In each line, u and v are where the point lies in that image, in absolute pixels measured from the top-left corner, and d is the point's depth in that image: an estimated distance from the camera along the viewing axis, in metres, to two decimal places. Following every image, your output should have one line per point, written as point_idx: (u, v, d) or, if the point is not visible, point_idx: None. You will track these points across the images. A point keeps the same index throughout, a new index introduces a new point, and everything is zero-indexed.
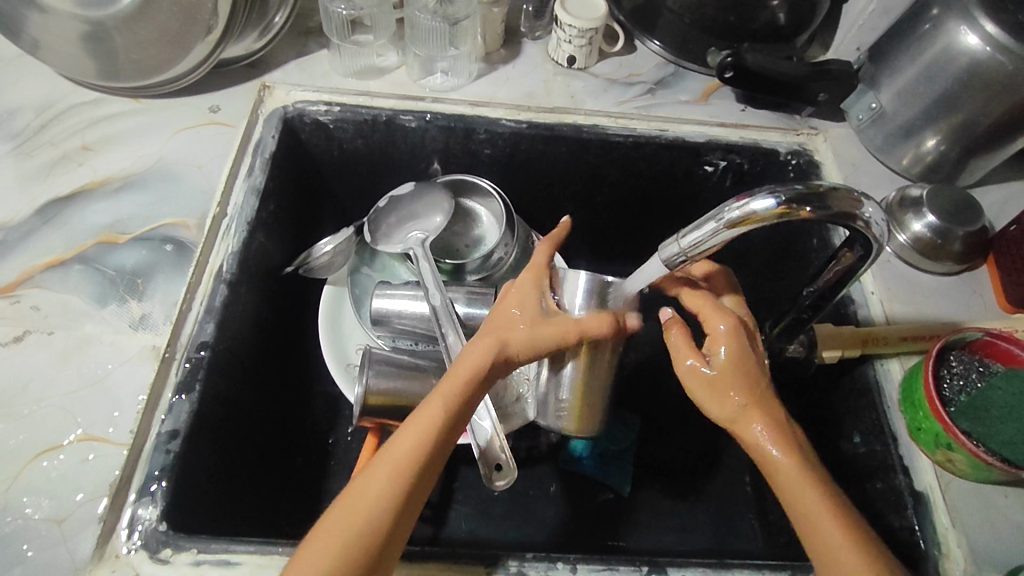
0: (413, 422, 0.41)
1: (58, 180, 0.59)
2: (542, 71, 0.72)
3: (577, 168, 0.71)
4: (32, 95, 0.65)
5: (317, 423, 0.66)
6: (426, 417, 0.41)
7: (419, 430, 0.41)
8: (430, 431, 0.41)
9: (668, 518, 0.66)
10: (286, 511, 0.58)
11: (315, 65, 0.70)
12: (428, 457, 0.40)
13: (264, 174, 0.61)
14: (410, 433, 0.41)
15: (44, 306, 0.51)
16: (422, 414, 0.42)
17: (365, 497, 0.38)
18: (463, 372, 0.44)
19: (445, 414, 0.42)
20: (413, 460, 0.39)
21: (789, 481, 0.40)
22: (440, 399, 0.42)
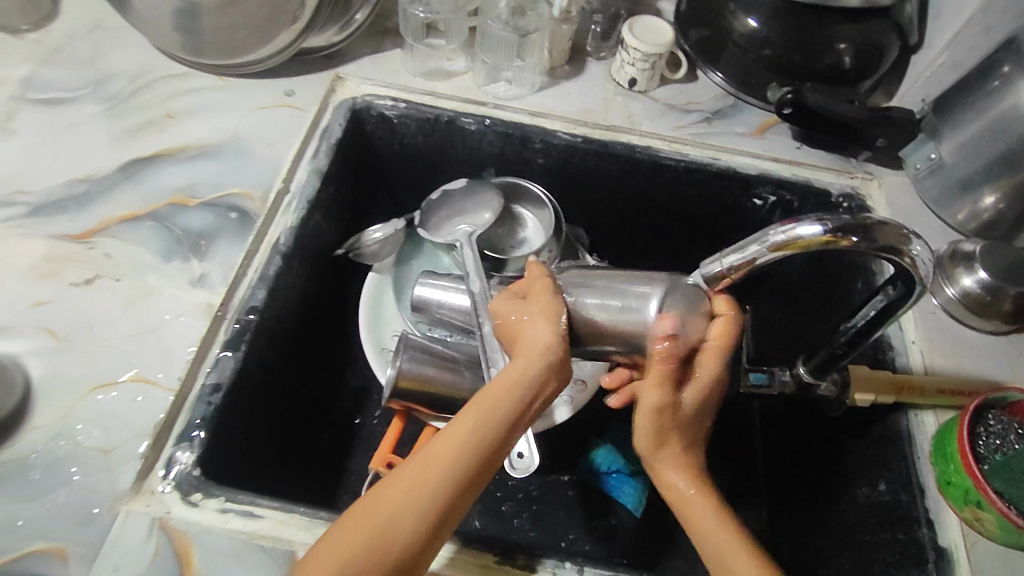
0: (441, 446, 0.39)
1: (141, 143, 0.63)
2: (603, 90, 0.73)
3: (626, 187, 0.72)
4: (129, 64, 0.70)
5: (346, 403, 0.68)
6: (451, 445, 0.39)
7: (450, 452, 0.39)
8: (458, 455, 0.39)
9: (678, 542, 0.65)
10: (308, 482, 0.60)
11: (386, 62, 0.73)
12: (456, 487, 0.39)
13: (328, 158, 0.64)
14: (439, 453, 0.39)
15: (115, 255, 0.55)
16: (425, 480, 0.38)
17: (389, 520, 0.37)
18: (493, 407, 0.40)
19: (481, 445, 0.39)
20: (431, 495, 0.38)
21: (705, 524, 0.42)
22: (465, 421, 0.40)
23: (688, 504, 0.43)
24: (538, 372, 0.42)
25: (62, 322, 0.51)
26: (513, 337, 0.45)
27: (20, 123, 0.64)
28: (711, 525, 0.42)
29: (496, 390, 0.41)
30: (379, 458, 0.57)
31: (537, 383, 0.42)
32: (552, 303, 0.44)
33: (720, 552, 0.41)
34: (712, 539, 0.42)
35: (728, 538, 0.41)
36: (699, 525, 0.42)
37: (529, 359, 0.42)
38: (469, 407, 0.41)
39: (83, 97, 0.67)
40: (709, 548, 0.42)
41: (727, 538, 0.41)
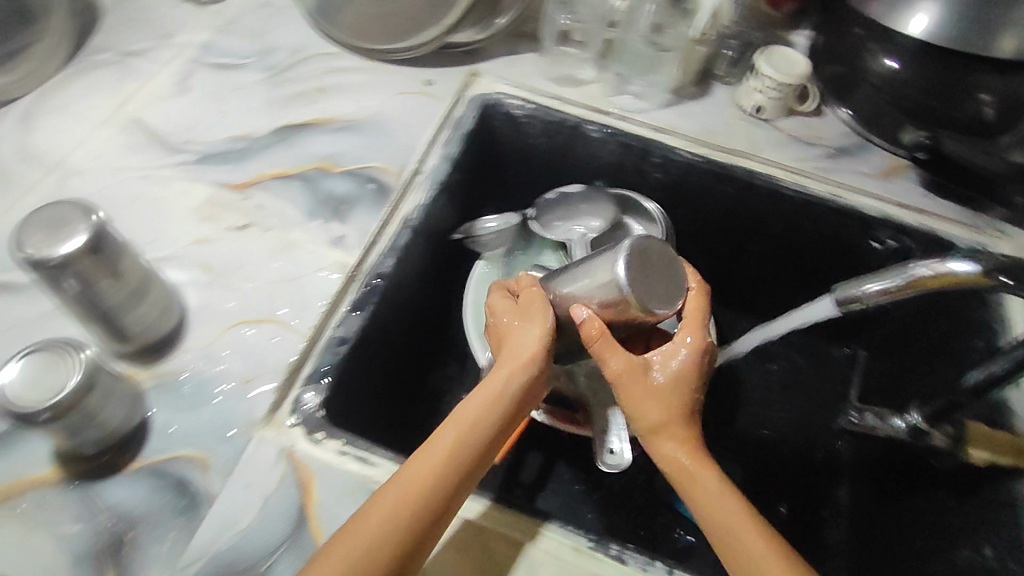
0: (426, 454, 0.43)
1: (295, 110, 0.69)
2: (728, 114, 0.74)
3: (739, 212, 0.72)
4: (289, 39, 0.76)
5: (440, 380, 0.70)
6: (439, 448, 0.43)
7: (435, 458, 0.42)
8: (442, 459, 0.42)
9: None
10: (408, 447, 0.62)
11: (520, 64, 0.76)
12: (443, 491, 0.42)
13: (458, 147, 0.68)
14: (426, 460, 0.42)
15: (266, 208, 0.60)
16: (417, 470, 0.42)
17: (387, 515, 0.40)
18: (470, 415, 0.44)
19: (466, 450, 0.43)
20: (423, 488, 0.41)
21: (705, 492, 0.44)
22: (449, 430, 0.44)
23: (688, 476, 0.45)
24: (518, 378, 0.46)
25: (218, 261, 0.56)
26: (500, 337, 0.49)
27: (194, 81, 0.71)
28: (707, 496, 0.44)
29: (474, 405, 0.45)
30: None
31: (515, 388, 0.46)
32: (541, 299, 0.50)
33: (717, 517, 0.43)
34: (712, 506, 0.43)
35: (729, 503, 0.43)
36: (696, 492, 0.44)
37: (512, 365, 0.46)
38: (450, 420, 0.45)
39: (249, 65, 0.73)
40: (711, 516, 0.43)
41: (725, 505, 0.43)
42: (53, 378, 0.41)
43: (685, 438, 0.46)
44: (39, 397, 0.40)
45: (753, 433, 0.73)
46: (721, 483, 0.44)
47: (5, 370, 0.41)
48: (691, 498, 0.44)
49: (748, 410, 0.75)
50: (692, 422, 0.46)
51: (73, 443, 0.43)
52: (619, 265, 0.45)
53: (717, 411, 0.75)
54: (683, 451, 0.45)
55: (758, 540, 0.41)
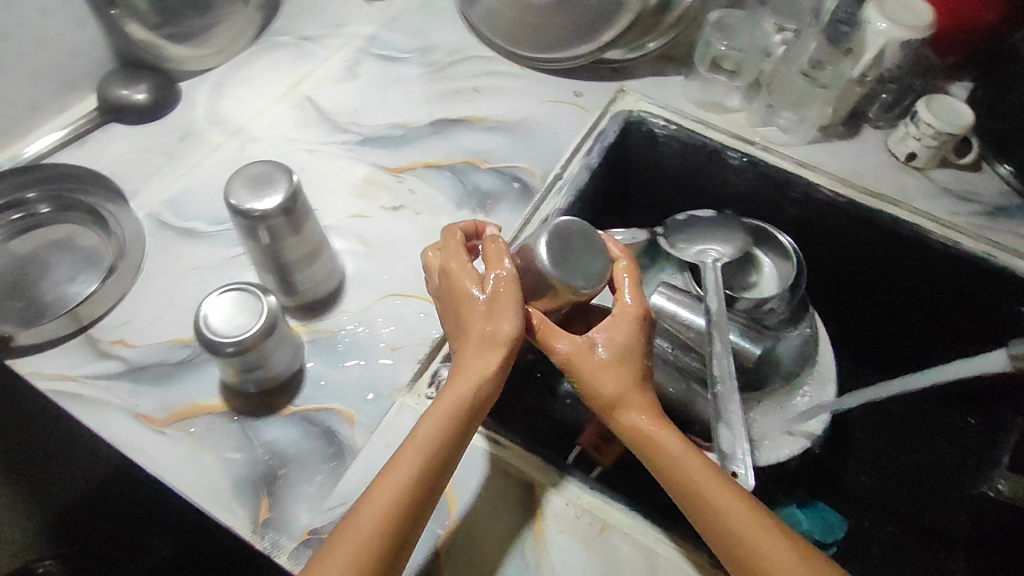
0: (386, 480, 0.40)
1: (450, 106, 0.73)
2: (875, 158, 0.72)
3: (877, 257, 0.70)
4: (449, 40, 0.81)
5: None
6: (409, 449, 0.41)
7: (395, 484, 0.40)
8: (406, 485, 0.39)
9: None
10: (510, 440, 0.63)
11: (667, 86, 0.77)
12: (408, 516, 0.39)
13: (599, 157, 0.70)
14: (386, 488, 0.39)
15: (419, 193, 0.64)
16: (389, 474, 0.40)
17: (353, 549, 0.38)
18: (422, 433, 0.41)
19: (425, 469, 0.40)
20: (399, 494, 0.39)
21: (677, 464, 0.43)
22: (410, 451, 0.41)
23: (653, 447, 0.44)
24: (478, 380, 0.43)
25: (373, 235, 0.60)
26: (451, 302, 0.46)
27: (361, 70, 0.77)
28: (676, 463, 0.43)
29: (429, 428, 0.41)
30: None
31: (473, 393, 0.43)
32: (510, 276, 0.44)
33: (689, 485, 0.43)
34: (681, 473, 0.43)
35: (699, 468, 0.43)
36: (665, 459, 0.44)
37: (472, 359, 0.43)
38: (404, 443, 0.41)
39: (411, 59, 0.78)
40: (686, 485, 0.43)
41: (691, 470, 0.43)
42: (243, 318, 0.45)
43: (642, 403, 0.45)
44: (229, 331, 0.45)
45: (861, 499, 0.70)
46: (689, 449, 0.44)
47: (206, 302, 0.46)
48: (658, 464, 0.44)
49: (851, 471, 0.71)
50: (644, 387, 0.46)
51: (242, 380, 0.48)
52: (539, 245, 0.44)
53: (818, 477, 0.71)
54: (642, 416, 0.45)
55: (740, 507, 0.41)
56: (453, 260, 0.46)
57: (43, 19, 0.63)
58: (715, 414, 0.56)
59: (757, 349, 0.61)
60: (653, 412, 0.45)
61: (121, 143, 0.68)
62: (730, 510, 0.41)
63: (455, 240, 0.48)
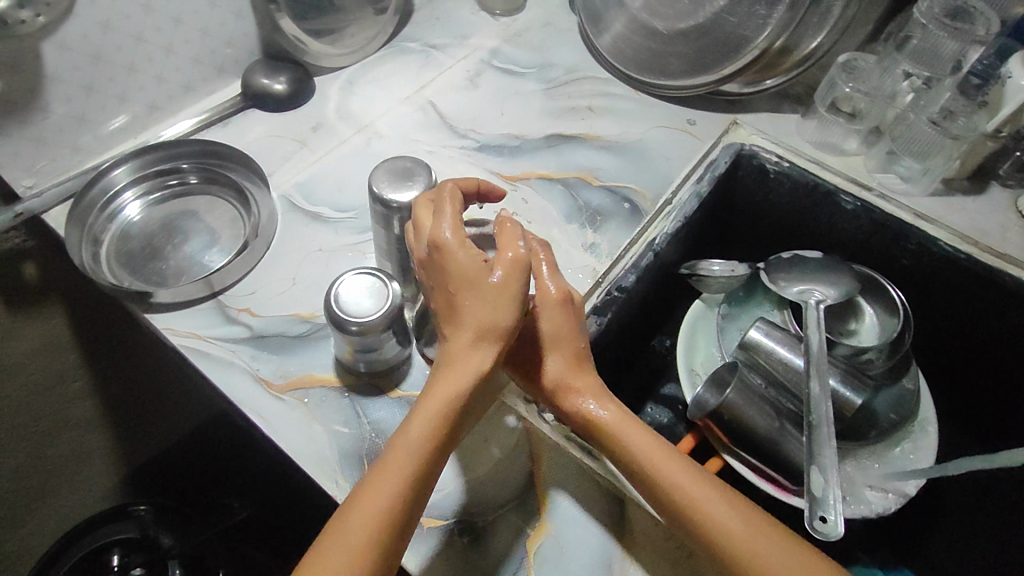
0: (378, 476, 0.39)
1: (565, 123, 0.75)
2: (1003, 217, 0.69)
3: (995, 321, 0.66)
4: (568, 59, 0.84)
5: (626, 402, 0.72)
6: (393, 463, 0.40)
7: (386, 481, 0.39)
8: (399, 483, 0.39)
9: None
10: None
11: (782, 123, 0.77)
12: (404, 513, 0.39)
13: (709, 186, 0.70)
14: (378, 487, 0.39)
15: (531, 203, 0.66)
16: (373, 487, 0.39)
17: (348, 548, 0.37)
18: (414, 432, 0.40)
19: (417, 467, 0.40)
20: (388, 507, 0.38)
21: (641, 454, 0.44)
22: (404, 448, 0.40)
23: (606, 426, 0.46)
24: (469, 374, 0.41)
25: None
26: (439, 279, 0.43)
27: (482, 80, 0.80)
28: (621, 435, 0.45)
29: (415, 429, 0.40)
30: None
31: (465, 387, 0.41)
32: (521, 258, 0.42)
33: (631, 457, 0.45)
34: (634, 446, 0.45)
35: (644, 441, 0.45)
36: (610, 433, 0.46)
37: (456, 363, 0.42)
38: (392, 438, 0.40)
39: (530, 75, 0.81)
40: (631, 457, 0.45)
41: (636, 440, 0.45)
42: (369, 302, 0.47)
43: (582, 379, 0.47)
44: (355, 312, 0.46)
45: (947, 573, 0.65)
46: (628, 422, 0.46)
47: (341, 281, 0.48)
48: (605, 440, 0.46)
49: (933, 545, 0.66)
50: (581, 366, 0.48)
51: (356, 360, 0.50)
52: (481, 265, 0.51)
53: (895, 547, 0.66)
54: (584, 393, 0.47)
55: (720, 503, 0.42)
56: (443, 231, 0.43)
57: (211, 10, 0.69)
58: (806, 455, 0.53)
59: (857, 399, 0.60)
60: (592, 390, 0.47)
61: (258, 128, 0.73)
62: (677, 476, 0.43)
63: (448, 205, 0.44)
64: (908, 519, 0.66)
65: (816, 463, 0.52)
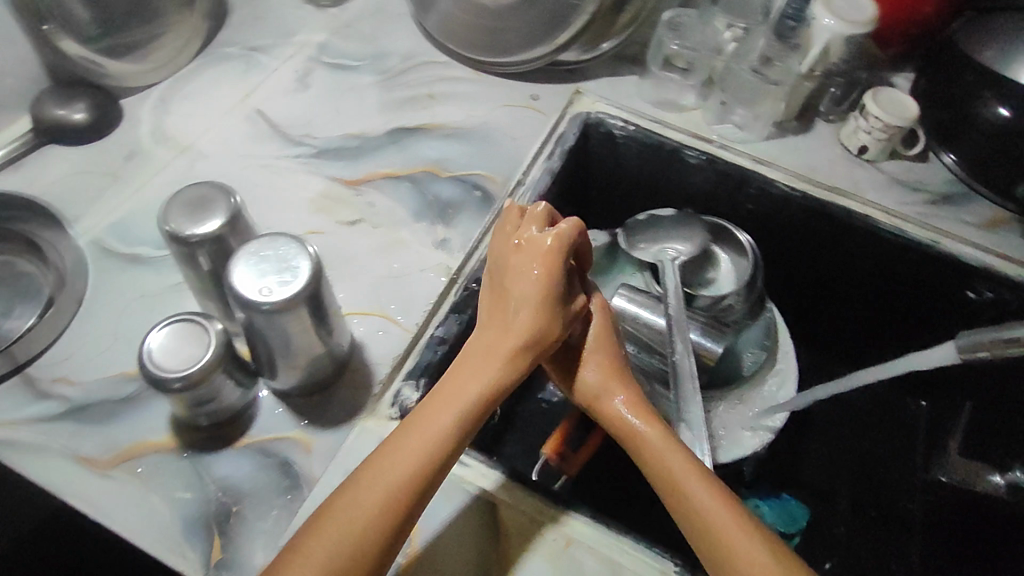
0: (408, 448, 0.40)
1: (407, 115, 0.72)
2: (829, 151, 0.74)
3: (832, 249, 0.72)
4: (405, 48, 0.80)
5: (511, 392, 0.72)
6: (420, 433, 0.41)
7: (415, 458, 0.40)
8: (421, 459, 0.40)
9: None
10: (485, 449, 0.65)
11: (623, 87, 0.78)
12: (420, 487, 0.40)
13: (560, 161, 0.70)
14: (406, 456, 0.40)
15: (378, 206, 0.62)
16: (398, 452, 0.40)
17: (358, 517, 0.38)
18: (449, 412, 0.42)
19: (444, 449, 0.41)
20: (410, 474, 0.40)
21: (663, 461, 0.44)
22: (438, 426, 0.41)
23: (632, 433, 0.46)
24: (511, 372, 0.44)
25: (328, 251, 0.59)
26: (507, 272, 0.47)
27: (313, 80, 0.74)
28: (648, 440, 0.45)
29: (453, 399, 0.43)
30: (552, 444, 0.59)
31: (503, 378, 0.44)
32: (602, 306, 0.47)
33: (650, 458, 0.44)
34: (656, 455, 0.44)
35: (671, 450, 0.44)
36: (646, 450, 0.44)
37: (499, 347, 0.45)
38: (428, 406, 0.43)
39: (365, 68, 0.77)
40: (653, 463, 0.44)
41: (661, 447, 0.44)
42: (192, 350, 0.42)
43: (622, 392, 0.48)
44: (177, 365, 0.42)
45: (822, 488, 0.71)
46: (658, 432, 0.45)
47: (154, 334, 0.43)
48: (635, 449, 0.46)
49: (804, 467, 0.72)
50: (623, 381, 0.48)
51: (193, 415, 0.45)
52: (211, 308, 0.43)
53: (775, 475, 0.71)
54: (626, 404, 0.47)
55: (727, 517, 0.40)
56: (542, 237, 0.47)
57: None
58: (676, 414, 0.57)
59: (718, 347, 0.62)
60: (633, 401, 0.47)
61: (58, 166, 0.64)
62: (682, 479, 0.42)
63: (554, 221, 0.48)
64: (783, 446, 0.73)
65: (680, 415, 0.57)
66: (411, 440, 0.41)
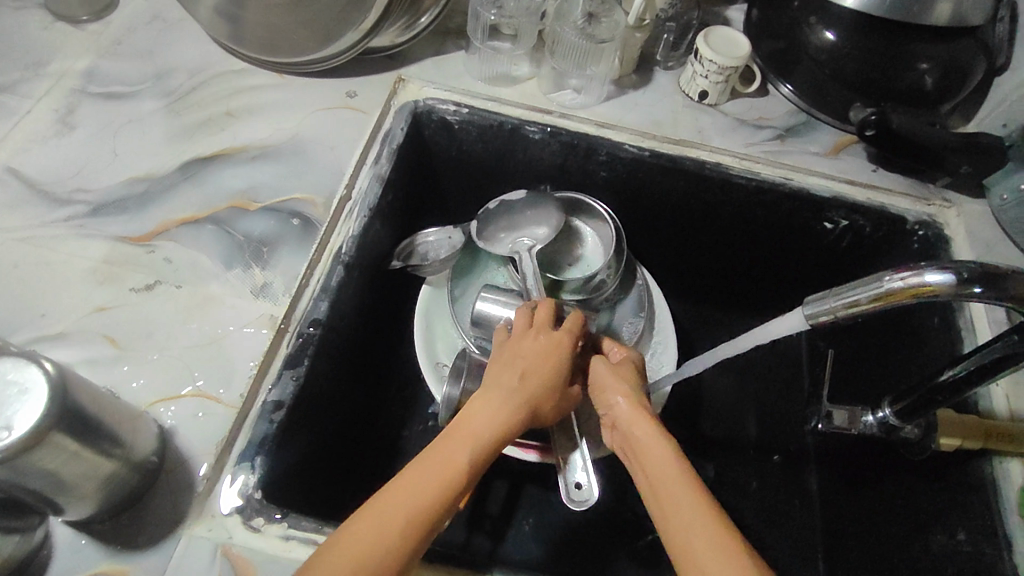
0: (429, 474, 0.40)
1: (202, 141, 0.61)
2: (671, 102, 0.71)
3: (690, 204, 0.70)
4: (187, 57, 0.67)
5: (387, 425, 0.67)
6: (415, 487, 0.39)
7: (437, 486, 0.39)
8: (442, 490, 0.39)
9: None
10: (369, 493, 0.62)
11: (449, 65, 0.70)
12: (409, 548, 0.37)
13: (389, 164, 0.62)
14: (429, 482, 0.39)
15: (176, 261, 0.53)
16: (393, 503, 0.38)
17: (377, 540, 0.37)
18: (465, 451, 0.42)
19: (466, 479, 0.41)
20: (397, 531, 0.37)
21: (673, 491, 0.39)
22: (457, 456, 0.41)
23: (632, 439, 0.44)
24: (513, 424, 0.44)
25: (121, 329, 0.50)
26: (515, 345, 0.49)
27: (78, 117, 0.62)
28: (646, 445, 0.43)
29: (457, 450, 0.42)
30: None
31: (522, 414, 0.45)
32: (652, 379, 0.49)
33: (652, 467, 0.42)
34: (658, 469, 0.41)
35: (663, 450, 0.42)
36: (639, 449, 0.43)
37: (501, 402, 0.45)
38: (431, 457, 0.41)
39: (142, 91, 0.64)
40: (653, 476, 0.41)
41: (662, 453, 0.42)
42: None
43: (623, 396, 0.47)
44: None
45: (729, 444, 0.74)
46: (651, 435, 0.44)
47: None
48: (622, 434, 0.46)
49: (714, 429, 0.75)
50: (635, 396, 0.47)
51: None
52: None
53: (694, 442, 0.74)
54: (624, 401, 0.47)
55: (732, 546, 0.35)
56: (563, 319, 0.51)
57: None
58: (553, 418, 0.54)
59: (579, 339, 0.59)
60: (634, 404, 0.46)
61: None
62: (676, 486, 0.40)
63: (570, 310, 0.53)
64: (686, 412, 0.76)
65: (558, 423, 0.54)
66: (404, 492, 0.39)
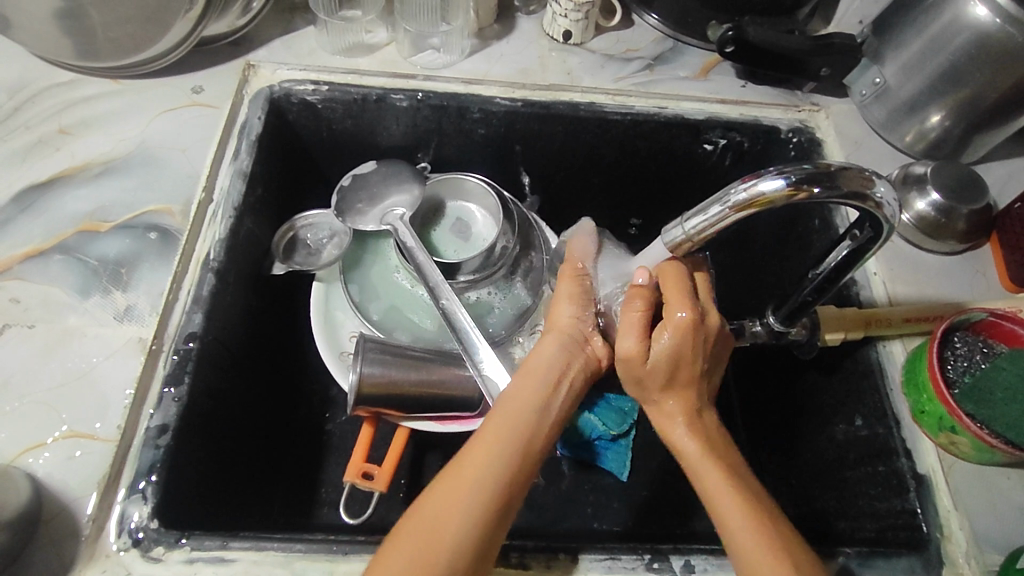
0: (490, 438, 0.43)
1: (36, 166, 0.57)
2: (537, 47, 0.69)
3: (574, 147, 0.69)
4: (3, 76, 0.61)
5: (302, 423, 0.66)
6: (465, 480, 0.41)
7: (495, 446, 0.43)
8: (502, 454, 0.42)
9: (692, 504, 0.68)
10: (290, 495, 0.61)
11: (300, 43, 0.66)
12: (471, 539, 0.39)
13: (250, 157, 0.59)
14: (483, 455, 0.42)
15: (25, 299, 0.50)
16: (444, 503, 0.40)
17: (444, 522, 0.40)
18: (509, 425, 0.44)
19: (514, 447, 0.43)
20: (457, 528, 0.39)
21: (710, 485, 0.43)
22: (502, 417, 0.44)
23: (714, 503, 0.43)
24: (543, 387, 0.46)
25: None
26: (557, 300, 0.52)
27: None
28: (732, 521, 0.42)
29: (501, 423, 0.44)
30: (354, 469, 0.56)
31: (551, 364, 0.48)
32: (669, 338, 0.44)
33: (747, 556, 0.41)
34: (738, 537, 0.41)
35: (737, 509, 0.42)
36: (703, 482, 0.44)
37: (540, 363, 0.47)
38: (480, 437, 0.43)
39: None
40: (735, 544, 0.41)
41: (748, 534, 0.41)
42: None
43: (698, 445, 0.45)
44: None
45: None
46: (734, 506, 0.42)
47: None
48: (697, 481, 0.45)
49: None
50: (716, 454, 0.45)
51: None
52: None
53: None
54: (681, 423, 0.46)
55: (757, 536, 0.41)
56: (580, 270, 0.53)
57: None
58: (475, 372, 0.56)
59: (455, 299, 0.58)
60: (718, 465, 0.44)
61: None
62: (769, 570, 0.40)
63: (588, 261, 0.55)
64: None
65: (483, 379, 0.55)
66: (451, 490, 0.41)
